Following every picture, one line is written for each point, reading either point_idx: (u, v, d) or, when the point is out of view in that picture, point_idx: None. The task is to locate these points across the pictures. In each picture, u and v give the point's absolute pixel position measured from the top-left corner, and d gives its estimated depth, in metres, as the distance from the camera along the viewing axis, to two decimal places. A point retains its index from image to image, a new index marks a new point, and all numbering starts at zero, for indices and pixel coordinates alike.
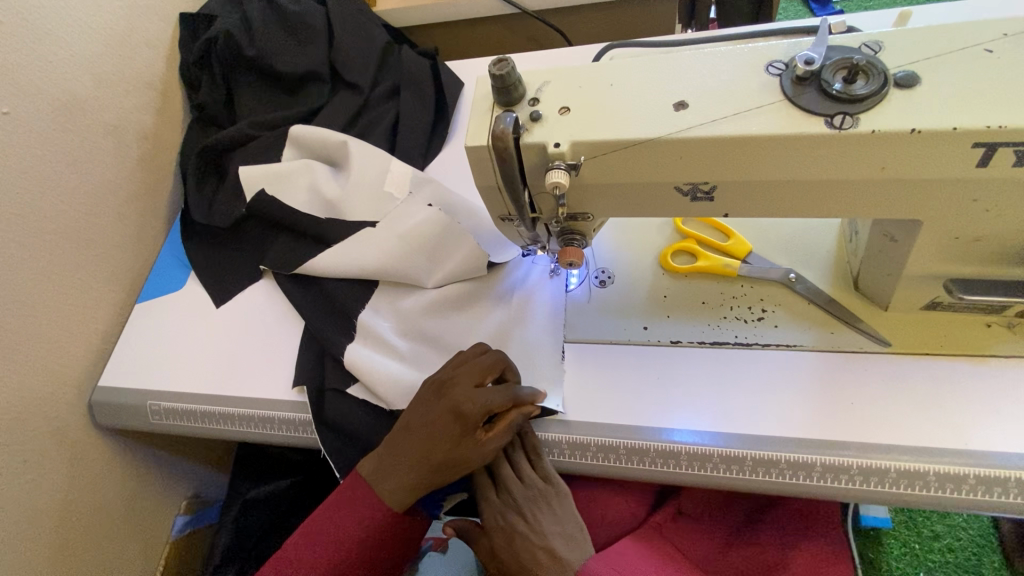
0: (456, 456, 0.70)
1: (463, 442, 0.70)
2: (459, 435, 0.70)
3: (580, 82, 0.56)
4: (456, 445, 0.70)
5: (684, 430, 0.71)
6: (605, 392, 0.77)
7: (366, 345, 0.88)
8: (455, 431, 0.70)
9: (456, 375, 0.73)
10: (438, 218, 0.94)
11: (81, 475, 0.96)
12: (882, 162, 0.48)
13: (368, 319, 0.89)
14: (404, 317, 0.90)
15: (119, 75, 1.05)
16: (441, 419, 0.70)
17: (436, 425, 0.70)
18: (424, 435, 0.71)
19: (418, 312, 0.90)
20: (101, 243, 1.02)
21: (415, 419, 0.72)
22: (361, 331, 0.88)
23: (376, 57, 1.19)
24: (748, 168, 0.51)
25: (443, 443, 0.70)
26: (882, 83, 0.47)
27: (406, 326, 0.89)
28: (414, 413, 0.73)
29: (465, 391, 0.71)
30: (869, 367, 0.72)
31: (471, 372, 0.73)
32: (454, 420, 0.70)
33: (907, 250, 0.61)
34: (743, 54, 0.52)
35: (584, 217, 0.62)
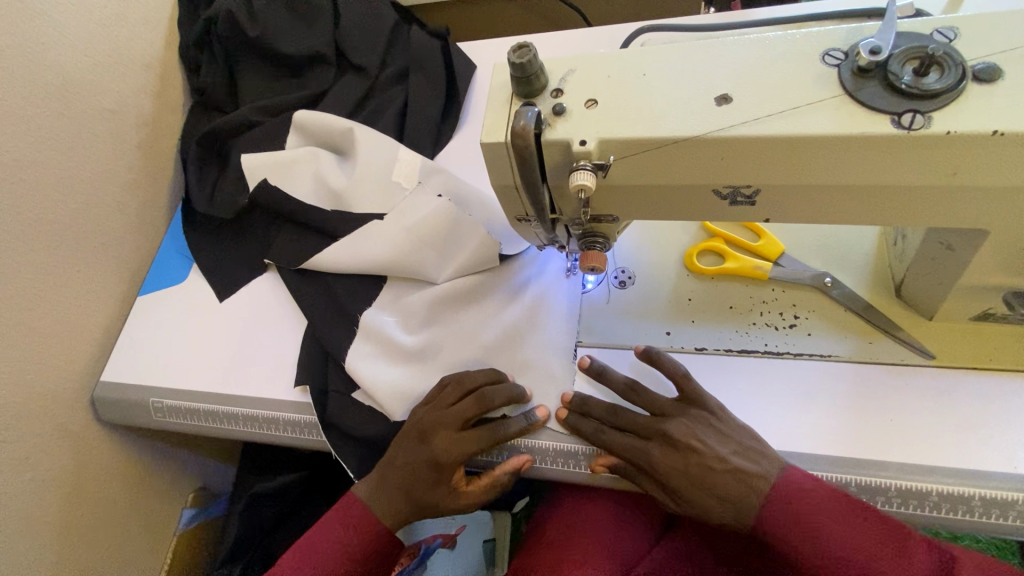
0: (434, 499, 0.72)
1: (444, 486, 0.72)
2: (439, 481, 0.71)
3: (611, 71, 0.50)
4: (434, 490, 0.72)
5: None
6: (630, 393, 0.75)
7: (367, 345, 0.83)
8: (432, 477, 0.71)
9: (438, 421, 0.72)
10: (450, 211, 0.90)
11: (86, 471, 0.94)
12: (953, 167, 0.43)
13: (370, 318, 0.85)
14: (407, 315, 0.86)
15: (115, 57, 1.00)
16: (422, 466, 0.71)
17: (418, 472, 0.71)
18: (405, 478, 0.72)
19: (422, 311, 0.85)
20: (101, 234, 0.98)
21: (398, 459, 0.73)
22: (364, 331, 0.84)
23: (384, 37, 1.13)
24: (796, 172, 0.46)
25: (423, 488, 0.71)
26: (959, 76, 0.41)
27: (410, 325, 0.85)
28: (398, 451, 0.74)
29: (444, 441, 0.71)
30: (910, 382, 0.67)
31: (452, 417, 0.71)
32: (434, 468, 0.71)
33: (966, 260, 0.56)
34: (794, 41, 0.46)
35: (608, 218, 0.57)
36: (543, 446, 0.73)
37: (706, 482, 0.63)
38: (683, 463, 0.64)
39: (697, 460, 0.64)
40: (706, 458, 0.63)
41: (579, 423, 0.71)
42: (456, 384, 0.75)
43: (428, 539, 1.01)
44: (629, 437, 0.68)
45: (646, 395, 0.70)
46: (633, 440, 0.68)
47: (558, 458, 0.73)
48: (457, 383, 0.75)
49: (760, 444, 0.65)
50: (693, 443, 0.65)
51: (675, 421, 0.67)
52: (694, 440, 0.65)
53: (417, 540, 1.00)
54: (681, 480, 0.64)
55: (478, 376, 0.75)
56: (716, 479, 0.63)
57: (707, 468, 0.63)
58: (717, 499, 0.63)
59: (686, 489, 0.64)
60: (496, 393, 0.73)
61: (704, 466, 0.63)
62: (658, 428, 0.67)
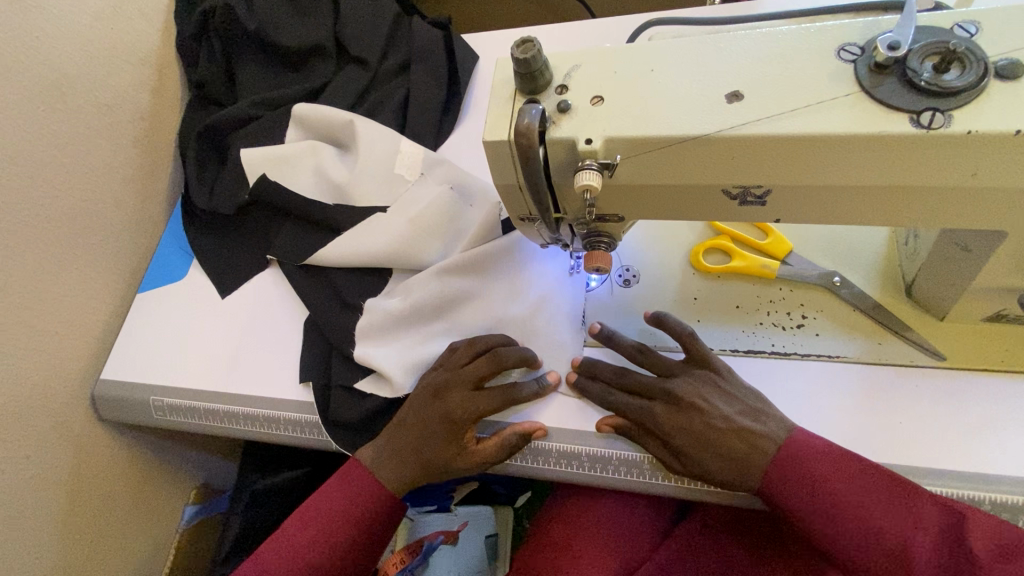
0: (444, 459, 0.71)
1: (454, 446, 0.71)
2: (450, 437, 0.71)
3: (618, 67, 0.48)
4: (444, 449, 0.71)
5: None
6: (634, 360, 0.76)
7: (372, 333, 0.82)
8: (443, 435, 0.71)
9: (451, 378, 0.73)
10: (453, 201, 0.91)
11: (88, 469, 0.94)
12: (972, 168, 0.41)
13: (375, 305, 0.83)
14: (413, 292, 0.83)
15: (112, 51, 0.98)
16: (434, 424, 0.72)
17: (429, 427, 0.72)
18: (416, 437, 0.72)
19: (430, 289, 0.82)
20: (99, 231, 0.97)
21: (409, 419, 0.74)
22: (368, 319, 0.82)
23: (384, 28, 1.11)
24: (809, 172, 0.44)
25: (434, 447, 0.71)
26: (981, 73, 0.40)
27: (416, 303, 0.82)
28: (409, 411, 0.74)
29: (457, 398, 0.71)
30: (920, 384, 0.66)
31: (465, 375, 0.72)
32: (446, 423, 0.71)
33: (982, 261, 0.55)
34: (807, 35, 0.45)
35: (613, 218, 0.56)
36: (545, 446, 0.72)
37: (711, 440, 0.63)
38: (688, 422, 0.64)
39: (702, 419, 0.64)
40: (710, 416, 0.64)
41: (587, 385, 0.72)
42: (469, 345, 0.76)
43: (429, 535, 1.01)
44: (634, 399, 0.69)
45: (653, 358, 0.72)
46: (637, 400, 0.69)
47: (560, 459, 0.72)
48: (469, 345, 0.76)
49: (767, 408, 0.65)
50: (697, 402, 0.65)
51: (681, 381, 0.68)
52: (699, 399, 0.65)
53: (416, 538, 1.03)
54: (685, 439, 0.64)
55: (490, 339, 0.76)
56: (721, 436, 0.63)
57: (712, 427, 0.63)
58: (722, 459, 0.62)
59: (690, 449, 0.63)
60: (510, 352, 0.74)
61: (708, 424, 0.63)
62: (663, 388, 0.68)
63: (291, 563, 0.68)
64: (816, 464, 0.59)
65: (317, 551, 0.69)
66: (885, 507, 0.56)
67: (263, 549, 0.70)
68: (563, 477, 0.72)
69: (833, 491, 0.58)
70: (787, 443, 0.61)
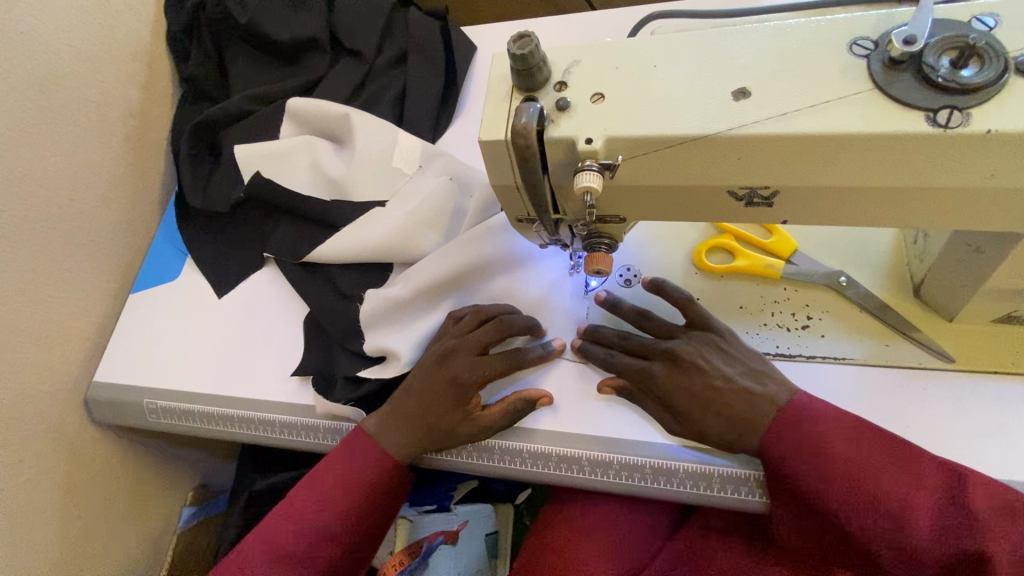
0: (450, 424, 0.71)
1: (460, 410, 0.71)
2: (459, 401, 0.71)
3: (619, 62, 0.46)
4: (450, 413, 0.71)
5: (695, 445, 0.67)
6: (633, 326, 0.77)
7: (375, 322, 0.81)
8: (450, 400, 0.71)
9: (459, 343, 0.74)
10: (454, 193, 0.91)
11: (83, 472, 0.93)
12: (990, 169, 0.40)
13: (376, 295, 0.81)
14: (416, 278, 0.82)
15: (99, 46, 0.96)
16: (440, 387, 0.72)
17: (438, 391, 0.72)
18: (422, 402, 0.72)
19: (434, 271, 0.81)
20: (90, 231, 0.96)
21: (415, 385, 0.74)
22: (370, 310, 0.81)
23: (380, 20, 1.08)
24: (820, 173, 0.43)
25: (439, 412, 0.71)
26: (1001, 69, 0.38)
27: (421, 288, 0.81)
28: (416, 376, 0.75)
29: (464, 363, 0.73)
30: (929, 387, 0.64)
31: (471, 342, 0.74)
32: (455, 386, 0.72)
33: (995, 263, 0.53)
34: (818, 28, 0.43)
35: (613, 220, 0.54)
36: (545, 451, 0.71)
37: (711, 400, 0.64)
38: (688, 381, 0.66)
39: (702, 379, 0.66)
40: (710, 377, 0.65)
41: (590, 349, 0.74)
42: (474, 315, 0.77)
43: (429, 536, 1.00)
44: (636, 361, 0.71)
45: (655, 322, 0.73)
46: (638, 362, 0.71)
47: (561, 463, 0.70)
48: (475, 313, 0.77)
49: (767, 369, 0.66)
50: (697, 362, 0.67)
51: (681, 342, 0.69)
52: (699, 359, 0.67)
53: (417, 538, 1.00)
54: (685, 399, 0.66)
55: (495, 309, 0.78)
56: (721, 396, 0.64)
57: (711, 387, 0.65)
58: (722, 420, 0.63)
59: (689, 409, 0.65)
60: (515, 318, 0.76)
61: (707, 384, 0.65)
62: (663, 349, 0.69)
63: (301, 530, 0.68)
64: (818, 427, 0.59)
65: (325, 517, 0.69)
66: (881, 462, 0.56)
67: (271, 519, 0.70)
68: (563, 483, 0.70)
69: (834, 450, 0.58)
70: (787, 404, 0.62)
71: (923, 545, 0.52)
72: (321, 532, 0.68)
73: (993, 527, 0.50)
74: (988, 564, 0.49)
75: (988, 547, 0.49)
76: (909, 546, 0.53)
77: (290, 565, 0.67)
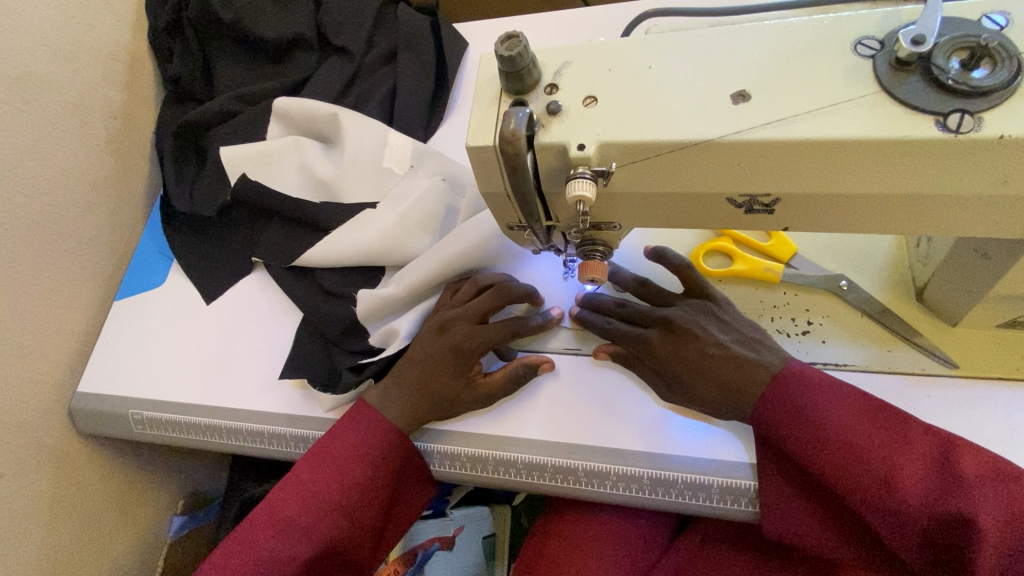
0: (452, 394, 0.70)
1: (461, 378, 0.70)
2: (459, 370, 0.70)
3: (612, 63, 0.44)
4: (451, 382, 0.70)
5: (699, 452, 0.65)
6: None
7: (375, 321, 0.81)
8: (451, 367, 0.70)
9: (457, 313, 0.73)
10: (445, 192, 0.88)
11: (69, 485, 0.90)
12: (1002, 176, 0.38)
13: (368, 296, 0.79)
14: (408, 277, 0.79)
15: (78, 46, 0.93)
16: (441, 355, 0.71)
17: (437, 361, 0.71)
18: (422, 372, 0.71)
19: (423, 268, 0.78)
20: (72, 237, 0.93)
21: (416, 356, 0.72)
22: (365, 310, 0.80)
23: (369, 16, 1.05)
24: (823, 178, 0.41)
25: (441, 381, 0.70)
26: (1014, 71, 0.36)
27: (414, 285, 0.78)
28: (416, 348, 0.73)
29: (464, 330, 0.71)
30: (932, 394, 0.63)
31: (470, 310, 0.72)
32: (456, 355, 0.70)
33: (1002, 269, 0.51)
34: (822, 27, 0.41)
35: (609, 227, 0.52)
36: (541, 462, 0.68)
37: (704, 367, 0.63)
38: (680, 349, 0.65)
39: (696, 346, 0.65)
40: (705, 343, 0.64)
41: (587, 316, 0.73)
42: (471, 284, 0.75)
43: (423, 543, 0.97)
44: (632, 327, 0.70)
45: (654, 289, 0.72)
46: (633, 328, 0.70)
47: (557, 474, 0.68)
48: (473, 282, 0.75)
49: (764, 338, 0.65)
50: (692, 328, 0.66)
51: (677, 309, 0.68)
52: (695, 326, 0.66)
53: (412, 546, 0.96)
54: (679, 365, 0.65)
55: (493, 276, 0.76)
56: (713, 357, 0.63)
57: (706, 353, 0.63)
58: (717, 387, 0.62)
59: (685, 376, 0.64)
60: (514, 286, 0.73)
61: (702, 351, 0.64)
62: (659, 315, 0.69)
63: (309, 502, 0.65)
64: (807, 391, 0.58)
65: (333, 489, 0.66)
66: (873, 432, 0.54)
67: (276, 492, 0.66)
68: (559, 493, 0.68)
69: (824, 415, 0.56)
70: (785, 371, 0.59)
71: (911, 511, 0.50)
72: (330, 504, 0.65)
73: (985, 493, 0.48)
74: (973, 527, 0.47)
75: (980, 519, 0.47)
76: (897, 512, 0.51)
77: (299, 537, 0.64)
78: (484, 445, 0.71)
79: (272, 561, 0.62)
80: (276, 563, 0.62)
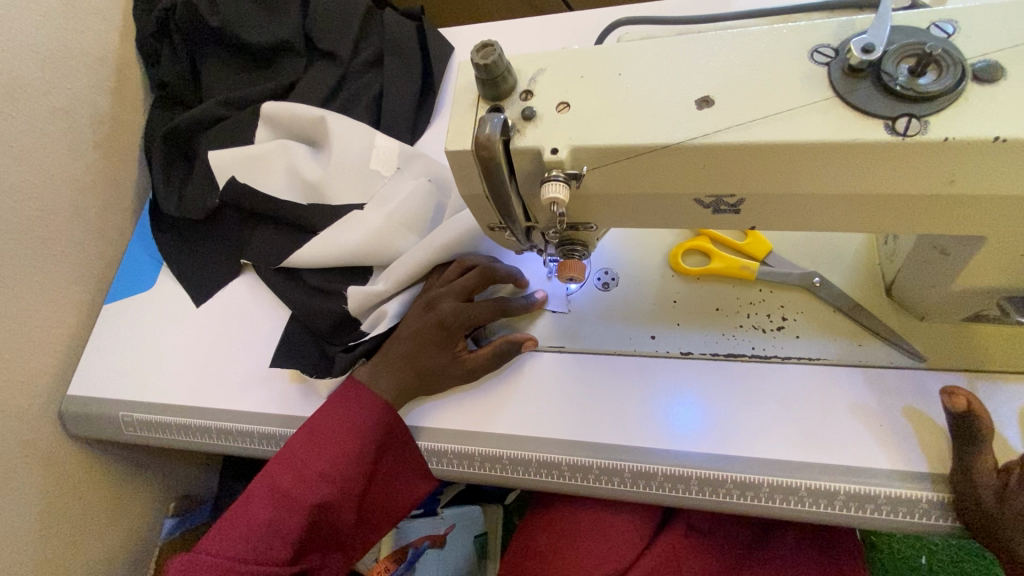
0: (436, 368, 0.72)
1: (447, 353, 0.72)
2: (444, 345, 0.72)
3: (584, 70, 0.46)
4: (436, 356, 0.72)
5: (683, 444, 0.66)
6: (614, 322, 0.76)
7: (367, 316, 0.82)
8: (436, 342, 0.72)
9: (444, 290, 0.75)
10: (432, 193, 0.90)
11: (60, 489, 0.91)
12: (950, 176, 0.40)
13: (358, 293, 0.80)
14: (396, 273, 0.80)
15: (65, 53, 0.93)
16: (427, 331, 0.73)
17: (422, 338, 0.73)
18: (409, 346, 0.73)
19: (410, 261, 0.79)
20: (61, 241, 0.94)
21: (405, 331, 0.74)
22: (357, 308, 0.81)
23: (355, 21, 1.07)
24: (783, 180, 0.43)
25: (427, 355, 0.72)
26: (958, 76, 0.38)
27: (402, 279, 0.80)
28: (404, 325, 0.75)
29: (450, 306, 0.73)
30: (901, 387, 0.65)
31: (457, 287, 0.74)
32: (440, 330, 0.72)
33: (961, 266, 0.54)
34: (780, 36, 0.43)
35: (586, 227, 0.54)
36: (525, 457, 0.70)
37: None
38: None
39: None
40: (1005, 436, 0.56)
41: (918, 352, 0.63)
42: (458, 264, 0.77)
43: (416, 540, 0.97)
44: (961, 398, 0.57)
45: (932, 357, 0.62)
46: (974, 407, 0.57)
47: (542, 469, 0.69)
48: (460, 262, 0.77)
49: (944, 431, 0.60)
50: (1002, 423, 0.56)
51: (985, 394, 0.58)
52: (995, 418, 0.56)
53: (403, 543, 0.97)
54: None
55: (480, 257, 0.77)
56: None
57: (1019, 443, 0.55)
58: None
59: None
60: (500, 267, 0.75)
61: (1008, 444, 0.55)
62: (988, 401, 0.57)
63: (304, 474, 0.68)
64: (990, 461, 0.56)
65: (326, 461, 0.68)
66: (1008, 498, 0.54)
67: (271, 466, 0.68)
68: (543, 487, 0.70)
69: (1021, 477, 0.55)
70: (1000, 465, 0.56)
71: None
72: (322, 475, 0.67)
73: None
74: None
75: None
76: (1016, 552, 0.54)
77: (293, 507, 0.66)
78: (472, 442, 0.72)
79: (270, 528, 0.65)
80: (274, 530, 0.65)
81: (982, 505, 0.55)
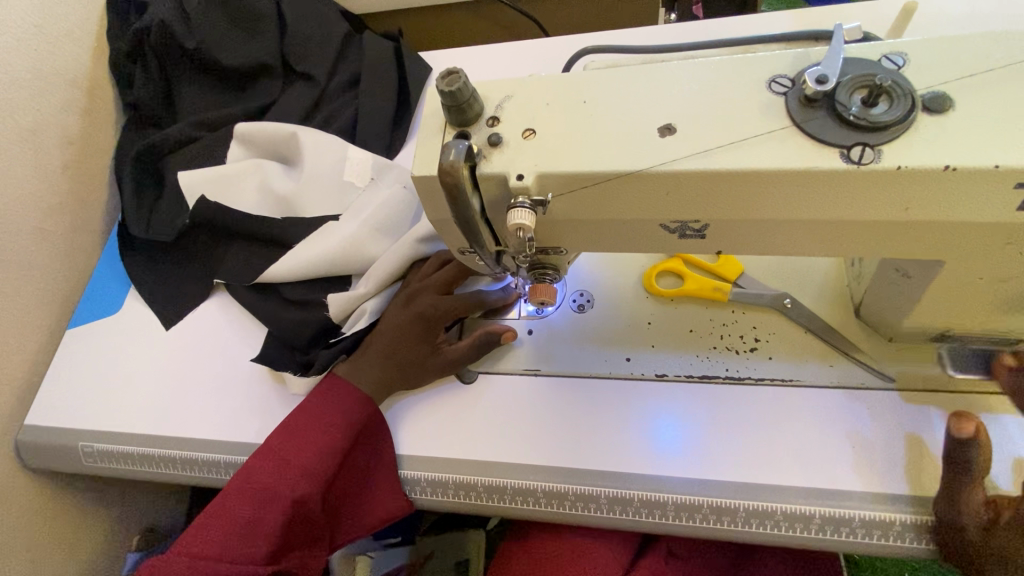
0: (416, 360, 0.73)
1: (427, 344, 0.74)
2: (423, 338, 0.74)
3: (549, 98, 0.46)
4: (417, 347, 0.74)
5: (666, 474, 0.65)
6: (592, 346, 0.75)
7: (347, 320, 0.81)
8: (416, 335, 0.74)
9: (422, 284, 0.77)
10: (408, 200, 0.90)
11: (12, 526, 0.86)
12: (906, 204, 0.41)
13: (338, 298, 0.79)
14: (376, 275, 0.80)
15: (32, 74, 0.92)
16: (407, 323, 0.74)
17: (402, 330, 0.74)
18: (389, 339, 0.74)
19: (389, 260, 0.79)
20: (23, 266, 0.91)
21: (384, 326, 0.76)
22: (337, 314, 0.80)
23: (333, 45, 1.08)
24: (747, 207, 0.43)
25: (407, 347, 0.74)
26: (908, 107, 0.39)
27: (383, 280, 0.79)
28: (384, 320, 0.77)
29: (429, 299, 0.75)
30: (872, 406, 0.66)
31: (435, 281, 0.76)
32: (420, 323, 0.74)
33: (922, 288, 0.54)
34: (739, 66, 0.44)
35: (556, 251, 0.54)
36: (499, 484, 0.68)
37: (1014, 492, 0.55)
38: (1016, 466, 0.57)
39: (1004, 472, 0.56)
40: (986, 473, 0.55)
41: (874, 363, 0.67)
42: (435, 258, 0.79)
43: None
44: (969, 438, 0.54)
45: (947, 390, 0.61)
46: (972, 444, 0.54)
47: (517, 496, 0.68)
48: (438, 257, 0.79)
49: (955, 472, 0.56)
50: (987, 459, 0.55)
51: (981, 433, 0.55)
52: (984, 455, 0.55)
53: None
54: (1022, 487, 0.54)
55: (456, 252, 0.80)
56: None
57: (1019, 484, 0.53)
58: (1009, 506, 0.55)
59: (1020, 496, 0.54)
60: None
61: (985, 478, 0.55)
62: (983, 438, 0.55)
63: (283, 470, 0.67)
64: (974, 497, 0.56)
65: (305, 456, 0.68)
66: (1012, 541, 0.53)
67: (250, 463, 0.68)
68: (520, 515, 0.68)
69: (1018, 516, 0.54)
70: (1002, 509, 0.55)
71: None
72: (302, 470, 0.66)
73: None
74: None
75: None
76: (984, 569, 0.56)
77: (271, 503, 0.65)
78: (446, 470, 0.70)
79: (249, 527, 0.64)
80: (253, 528, 0.64)
81: (964, 529, 0.55)
